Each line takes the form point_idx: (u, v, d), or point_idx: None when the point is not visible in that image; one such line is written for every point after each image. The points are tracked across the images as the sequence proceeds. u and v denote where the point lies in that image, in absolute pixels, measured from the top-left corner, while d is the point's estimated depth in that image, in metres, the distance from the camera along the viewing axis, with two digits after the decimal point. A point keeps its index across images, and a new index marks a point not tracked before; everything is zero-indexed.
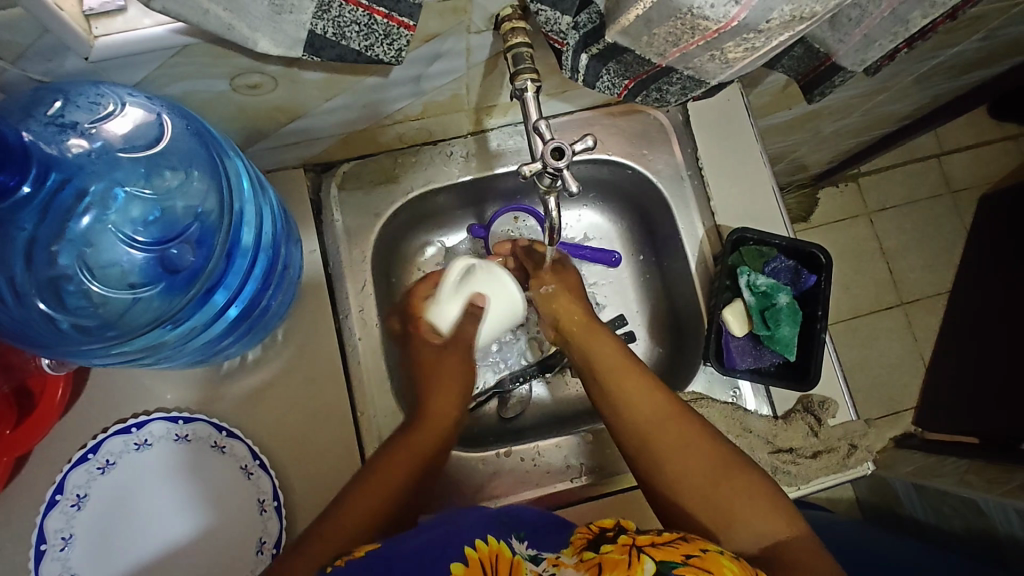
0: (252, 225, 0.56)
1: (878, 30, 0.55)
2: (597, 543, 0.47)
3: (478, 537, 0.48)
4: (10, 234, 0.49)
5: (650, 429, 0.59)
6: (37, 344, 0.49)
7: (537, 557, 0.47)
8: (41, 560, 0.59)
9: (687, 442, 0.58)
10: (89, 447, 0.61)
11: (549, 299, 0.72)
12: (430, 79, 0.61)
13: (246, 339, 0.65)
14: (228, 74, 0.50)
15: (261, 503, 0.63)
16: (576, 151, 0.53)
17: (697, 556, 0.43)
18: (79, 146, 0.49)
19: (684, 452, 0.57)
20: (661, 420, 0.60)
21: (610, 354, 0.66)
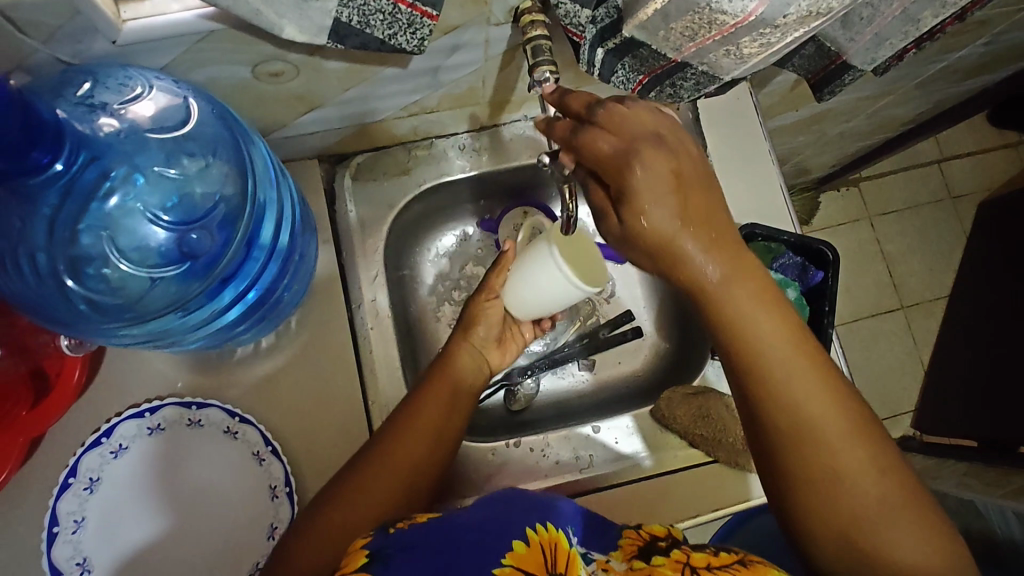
0: (272, 215, 0.57)
1: (890, 30, 0.56)
2: (649, 552, 0.49)
3: (536, 523, 0.49)
4: (32, 208, 0.48)
5: (829, 444, 0.49)
6: (58, 322, 0.50)
7: (586, 556, 0.49)
8: (53, 542, 0.60)
9: (867, 458, 0.48)
10: (102, 431, 0.62)
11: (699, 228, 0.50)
12: (447, 72, 0.61)
13: (259, 327, 0.65)
14: (251, 61, 0.51)
15: (272, 489, 0.64)
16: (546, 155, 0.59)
17: None
18: (110, 126, 0.49)
19: (873, 507, 0.47)
20: (841, 435, 0.49)
21: (782, 349, 0.50)
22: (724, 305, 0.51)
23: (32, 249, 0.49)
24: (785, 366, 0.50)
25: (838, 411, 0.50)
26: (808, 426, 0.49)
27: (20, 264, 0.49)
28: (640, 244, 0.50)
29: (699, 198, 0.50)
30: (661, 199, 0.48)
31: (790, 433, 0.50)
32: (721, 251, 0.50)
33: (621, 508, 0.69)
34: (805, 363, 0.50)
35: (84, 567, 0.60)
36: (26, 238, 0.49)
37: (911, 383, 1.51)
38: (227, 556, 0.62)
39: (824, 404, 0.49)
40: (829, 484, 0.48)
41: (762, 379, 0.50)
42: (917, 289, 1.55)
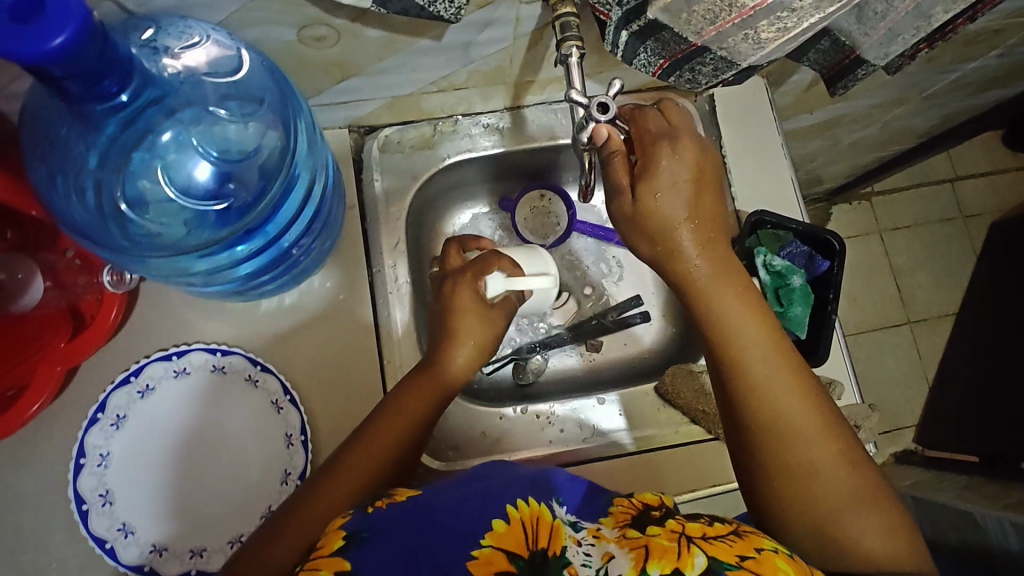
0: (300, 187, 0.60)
1: (904, 26, 0.59)
2: (643, 521, 0.51)
3: (519, 498, 0.50)
4: (92, 138, 0.49)
5: (803, 440, 0.52)
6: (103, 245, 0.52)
7: (576, 525, 0.50)
8: (80, 473, 0.63)
9: (840, 455, 0.52)
10: (131, 370, 0.65)
11: (693, 233, 0.57)
12: (478, 47, 0.65)
13: (283, 280, 0.68)
14: (297, 24, 0.54)
15: (288, 437, 0.66)
16: (612, 96, 0.56)
17: (751, 559, 0.45)
18: (172, 68, 0.51)
19: (844, 496, 0.51)
20: (816, 431, 0.53)
21: (762, 347, 0.55)
22: (706, 300, 0.57)
23: (84, 178, 0.51)
24: (766, 361, 0.55)
25: (814, 410, 0.53)
26: (784, 421, 0.53)
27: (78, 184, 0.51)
28: (645, 226, 0.57)
29: (698, 202, 0.57)
30: (675, 186, 0.56)
31: (768, 424, 0.53)
32: (711, 251, 0.58)
33: (618, 478, 0.71)
34: (783, 363, 0.55)
35: (106, 499, 0.63)
36: (81, 163, 0.50)
37: (915, 397, 1.52)
38: (242, 499, 0.65)
39: (799, 402, 0.53)
40: (802, 476, 0.52)
41: (744, 378, 0.54)
42: (925, 304, 1.56)
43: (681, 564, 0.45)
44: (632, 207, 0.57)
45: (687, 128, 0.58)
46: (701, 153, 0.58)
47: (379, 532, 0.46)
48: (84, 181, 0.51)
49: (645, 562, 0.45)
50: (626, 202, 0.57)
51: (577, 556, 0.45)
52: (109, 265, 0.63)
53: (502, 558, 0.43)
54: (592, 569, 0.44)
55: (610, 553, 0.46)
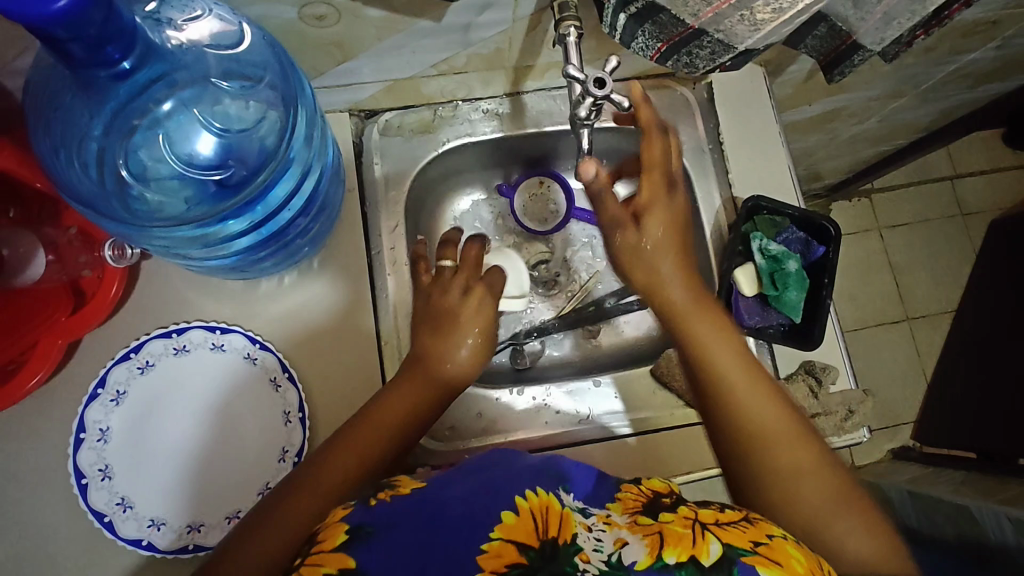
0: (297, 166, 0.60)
1: (898, 10, 0.59)
2: (654, 509, 0.51)
3: (527, 489, 0.49)
4: (96, 107, 0.51)
5: (780, 451, 0.56)
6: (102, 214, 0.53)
7: (586, 511, 0.50)
8: (79, 447, 0.64)
9: (815, 465, 0.55)
10: (132, 347, 0.66)
11: (674, 264, 0.63)
12: (477, 30, 0.65)
13: (281, 257, 0.69)
14: (298, 2, 0.55)
15: (286, 415, 0.67)
16: (608, 72, 0.56)
17: (765, 545, 0.46)
18: (176, 40, 0.52)
19: (821, 505, 0.54)
20: (792, 443, 0.56)
21: (737, 364, 0.59)
22: (685, 322, 0.62)
23: (86, 150, 0.52)
24: (741, 377, 0.59)
25: (789, 424, 0.57)
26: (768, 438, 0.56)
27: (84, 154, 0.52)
28: (634, 261, 0.64)
29: (679, 242, 0.63)
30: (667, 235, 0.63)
31: (748, 438, 0.57)
32: (689, 280, 0.63)
33: (614, 461, 0.71)
34: (758, 380, 0.59)
35: (106, 474, 0.64)
36: (84, 133, 0.52)
37: (913, 394, 1.52)
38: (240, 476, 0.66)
39: (774, 415, 0.57)
40: (781, 487, 0.55)
41: (724, 397, 0.58)
42: (924, 301, 1.56)
43: (697, 550, 0.45)
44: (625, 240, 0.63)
45: (682, 186, 0.65)
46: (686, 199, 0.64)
47: (385, 527, 0.45)
48: (87, 155, 0.53)
49: (661, 549, 0.45)
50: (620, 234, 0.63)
51: (588, 542, 0.45)
52: (110, 239, 0.64)
53: (514, 553, 0.42)
54: (604, 554, 0.44)
55: (624, 539, 0.46)
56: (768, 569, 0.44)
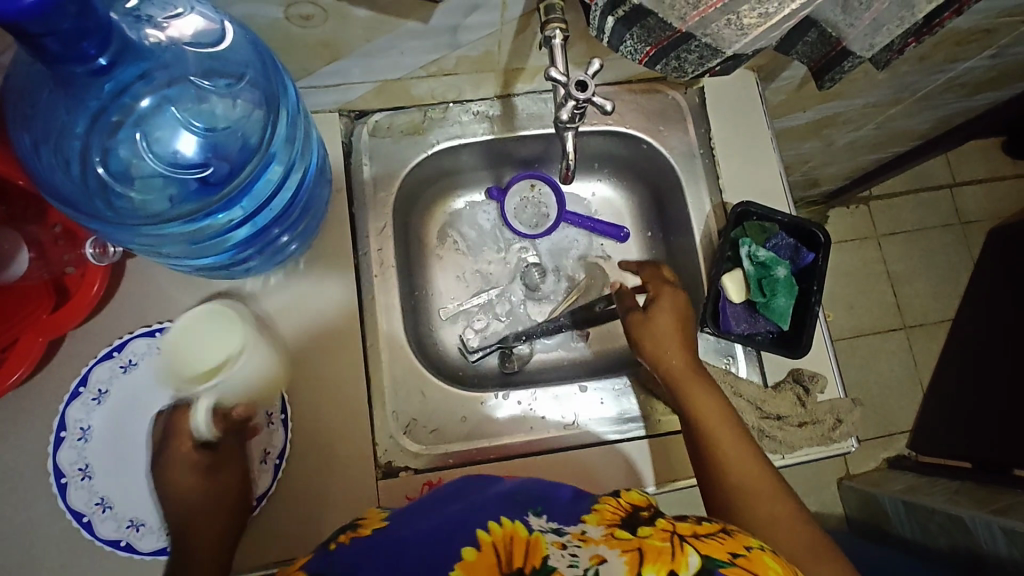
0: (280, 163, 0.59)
1: (886, 16, 0.59)
2: (631, 522, 0.50)
3: (492, 520, 0.47)
4: (79, 105, 0.51)
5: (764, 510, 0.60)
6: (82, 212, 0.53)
7: (560, 531, 0.48)
8: (59, 446, 0.63)
9: (796, 524, 0.60)
10: (115, 345, 0.66)
11: (675, 333, 0.70)
12: (466, 32, 0.65)
13: (265, 257, 0.69)
14: (282, 2, 0.55)
15: (268, 416, 0.67)
16: (592, 75, 0.56)
17: (743, 557, 0.46)
18: (155, 38, 0.53)
19: (805, 556, 0.57)
20: (774, 501, 0.61)
21: (725, 427, 0.64)
22: (679, 385, 0.67)
23: (67, 146, 0.53)
24: (729, 441, 0.63)
25: (769, 483, 0.62)
26: (757, 499, 0.61)
27: (67, 152, 0.53)
28: (645, 332, 0.71)
29: (681, 321, 0.71)
30: (684, 328, 0.71)
31: (735, 499, 0.61)
32: (684, 346, 0.69)
33: (599, 467, 0.71)
34: (744, 446, 0.63)
35: (86, 473, 0.63)
36: (65, 128, 0.52)
37: (909, 403, 1.51)
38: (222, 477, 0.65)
39: (756, 474, 0.62)
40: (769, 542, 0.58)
41: (717, 460, 0.63)
42: (922, 310, 1.55)
43: (677, 564, 0.44)
44: (654, 316, 0.71)
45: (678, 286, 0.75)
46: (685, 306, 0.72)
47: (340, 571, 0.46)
48: (67, 152, 0.53)
49: (639, 565, 0.43)
50: (642, 318, 0.72)
51: (563, 560, 0.43)
52: (91, 237, 0.64)
53: None
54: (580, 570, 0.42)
55: (601, 555, 0.44)
56: None
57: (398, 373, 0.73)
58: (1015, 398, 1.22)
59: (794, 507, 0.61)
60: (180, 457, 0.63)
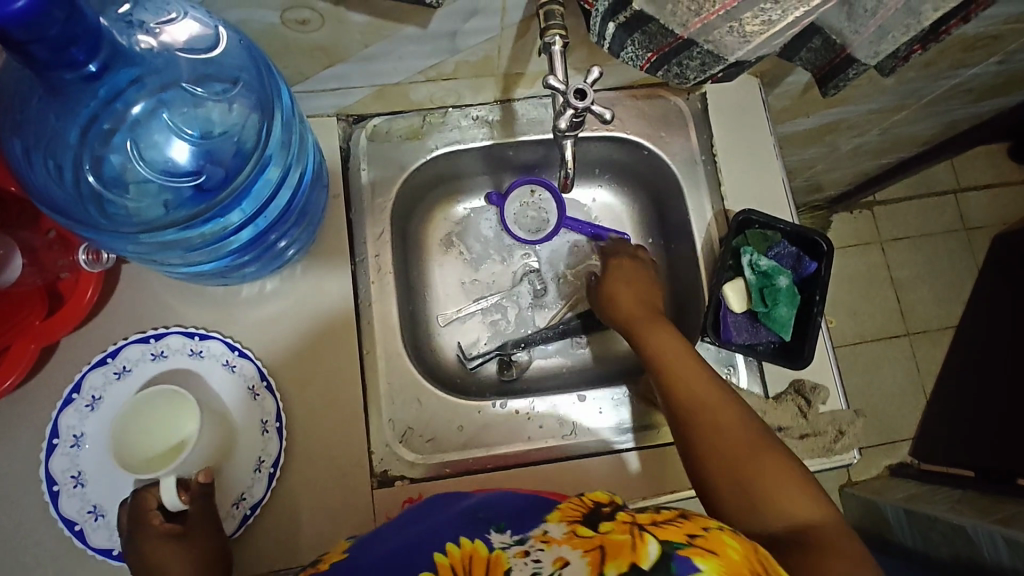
0: (277, 165, 0.59)
1: (892, 24, 0.58)
2: (593, 518, 0.50)
3: (450, 541, 0.48)
4: (71, 113, 0.51)
5: (715, 422, 0.60)
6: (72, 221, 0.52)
7: (524, 538, 0.48)
8: (52, 453, 0.63)
9: (747, 434, 0.59)
10: (109, 351, 0.65)
11: (629, 286, 0.76)
12: (464, 37, 0.64)
13: (262, 263, 0.68)
14: (279, 6, 0.54)
15: (263, 424, 0.66)
16: (591, 83, 0.55)
17: (701, 537, 0.46)
18: (147, 44, 0.52)
19: (750, 456, 0.58)
20: (724, 413, 0.61)
21: (677, 353, 0.67)
22: (634, 325, 0.72)
23: (59, 153, 0.52)
24: (681, 366, 0.65)
25: (722, 399, 0.62)
26: (709, 414, 0.61)
27: (59, 161, 0.52)
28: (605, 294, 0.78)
29: (639, 281, 0.77)
30: (641, 285, 0.76)
31: (688, 415, 0.62)
32: (639, 295, 0.75)
33: (597, 478, 0.70)
34: (697, 368, 0.65)
35: (78, 481, 0.63)
36: (58, 136, 0.52)
37: (913, 411, 1.49)
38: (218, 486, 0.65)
39: (709, 393, 0.63)
40: (719, 451, 0.59)
41: (670, 386, 0.64)
42: (926, 317, 1.54)
43: (637, 556, 0.43)
44: (614, 275, 0.78)
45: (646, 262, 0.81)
46: (639, 270, 0.79)
47: None
48: (59, 158, 0.52)
49: (601, 565, 0.42)
50: (604, 280, 0.79)
51: (524, 569, 0.44)
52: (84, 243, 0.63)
53: None
54: None
55: (563, 557, 0.44)
56: (703, 559, 0.43)
57: (395, 381, 0.72)
58: (1015, 401, 1.26)
59: (748, 418, 0.61)
60: (152, 535, 0.60)
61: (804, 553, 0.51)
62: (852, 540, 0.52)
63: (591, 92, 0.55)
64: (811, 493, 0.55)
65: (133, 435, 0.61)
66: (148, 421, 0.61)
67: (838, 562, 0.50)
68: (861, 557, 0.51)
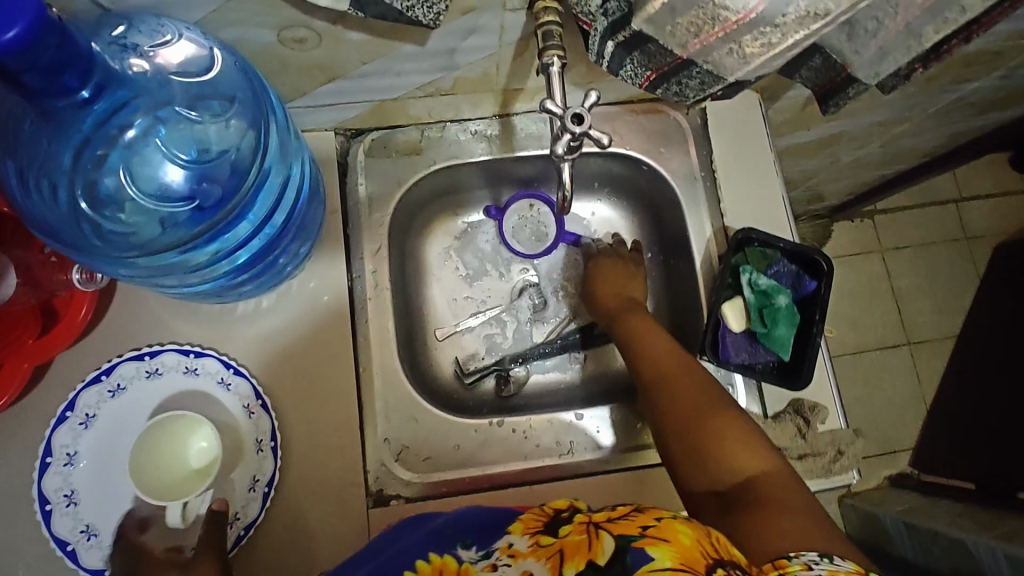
0: (278, 179, 0.59)
1: (893, 45, 0.57)
2: (553, 525, 0.53)
3: (421, 558, 0.54)
4: (64, 138, 0.51)
5: (672, 390, 0.65)
6: (66, 244, 0.52)
7: (490, 551, 0.52)
8: (45, 471, 0.62)
9: (701, 397, 0.64)
10: (103, 369, 0.64)
11: (606, 272, 0.80)
12: (463, 54, 0.64)
13: (260, 282, 0.68)
14: (277, 26, 0.54)
15: (258, 442, 0.66)
16: (588, 108, 0.55)
17: (653, 527, 0.49)
18: (140, 67, 0.52)
19: (702, 417, 0.62)
20: (681, 381, 0.66)
21: (643, 330, 0.72)
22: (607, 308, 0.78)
23: (52, 177, 0.52)
24: (646, 342, 0.71)
25: (680, 368, 0.67)
26: (671, 384, 0.66)
27: (49, 186, 0.52)
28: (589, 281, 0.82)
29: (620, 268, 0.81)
30: (619, 272, 0.80)
31: (651, 385, 0.67)
32: (615, 278, 0.80)
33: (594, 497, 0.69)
34: (661, 344, 0.70)
35: (71, 500, 0.62)
36: (53, 161, 0.51)
37: (913, 422, 1.48)
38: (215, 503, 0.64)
39: (669, 364, 0.68)
40: (675, 416, 0.64)
41: (637, 361, 0.70)
42: (927, 327, 1.53)
43: (594, 553, 0.47)
44: (592, 265, 0.83)
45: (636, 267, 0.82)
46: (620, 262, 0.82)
47: None
48: (54, 180, 0.52)
49: (561, 567, 0.47)
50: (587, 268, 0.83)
51: None
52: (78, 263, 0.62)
53: None
54: None
55: (528, 570, 0.48)
56: (655, 548, 0.46)
57: (392, 398, 0.72)
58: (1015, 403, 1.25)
59: (708, 386, 0.65)
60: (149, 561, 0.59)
61: (748, 504, 0.56)
62: (789, 490, 0.56)
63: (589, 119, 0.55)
64: (756, 447, 0.60)
65: (151, 466, 0.63)
66: (159, 451, 0.63)
67: (779, 512, 0.54)
68: (802, 507, 0.55)
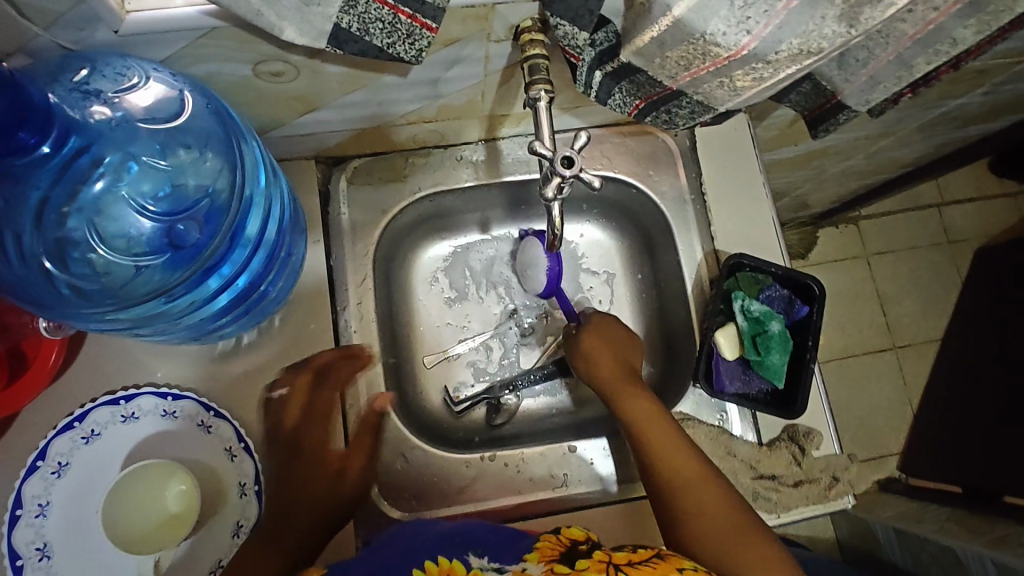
0: (259, 207, 0.59)
1: (884, 73, 0.57)
2: (569, 557, 0.50)
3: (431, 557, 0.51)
4: (24, 194, 0.50)
5: (689, 503, 0.60)
6: (37, 303, 0.51)
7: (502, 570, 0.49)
8: (15, 525, 0.59)
9: (723, 517, 0.58)
10: (75, 416, 0.61)
11: (604, 341, 0.74)
12: (447, 83, 0.62)
13: (242, 321, 0.66)
14: (252, 60, 0.51)
15: (240, 487, 0.63)
16: (577, 150, 0.56)
17: None
18: (102, 113, 0.51)
19: (726, 542, 0.57)
20: (699, 493, 0.60)
21: (652, 424, 0.66)
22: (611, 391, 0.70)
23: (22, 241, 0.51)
24: (656, 439, 0.64)
25: (695, 477, 0.61)
26: (687, 497, 0.60)
27: (5, 247, 0.50)
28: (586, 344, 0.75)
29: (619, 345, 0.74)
30: (616, 339, 0.75)
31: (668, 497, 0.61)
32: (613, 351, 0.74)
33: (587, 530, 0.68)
34: (672, 443, 0.64)
35: (44, 553, 0.60)
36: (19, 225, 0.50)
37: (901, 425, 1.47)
38: (316, 479, 0.64)
39: (682, 467, 0.62)
40: (697, 535, 0.58)
41: (649, 462, 0.64)
42: (913, 331, 1.53)
43: None
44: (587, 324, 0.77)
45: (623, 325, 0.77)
46: (610, 329, 0.76)
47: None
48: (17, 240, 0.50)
49: None
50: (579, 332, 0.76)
51: None
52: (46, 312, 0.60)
53: None
54: None
55: None
56: None
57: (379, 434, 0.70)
58: None
59: (728, 504, 0.59)
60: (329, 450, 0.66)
61: None
62: None
63: (580, 165, 0.55)
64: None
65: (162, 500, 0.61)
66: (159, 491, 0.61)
67: None
68: None
